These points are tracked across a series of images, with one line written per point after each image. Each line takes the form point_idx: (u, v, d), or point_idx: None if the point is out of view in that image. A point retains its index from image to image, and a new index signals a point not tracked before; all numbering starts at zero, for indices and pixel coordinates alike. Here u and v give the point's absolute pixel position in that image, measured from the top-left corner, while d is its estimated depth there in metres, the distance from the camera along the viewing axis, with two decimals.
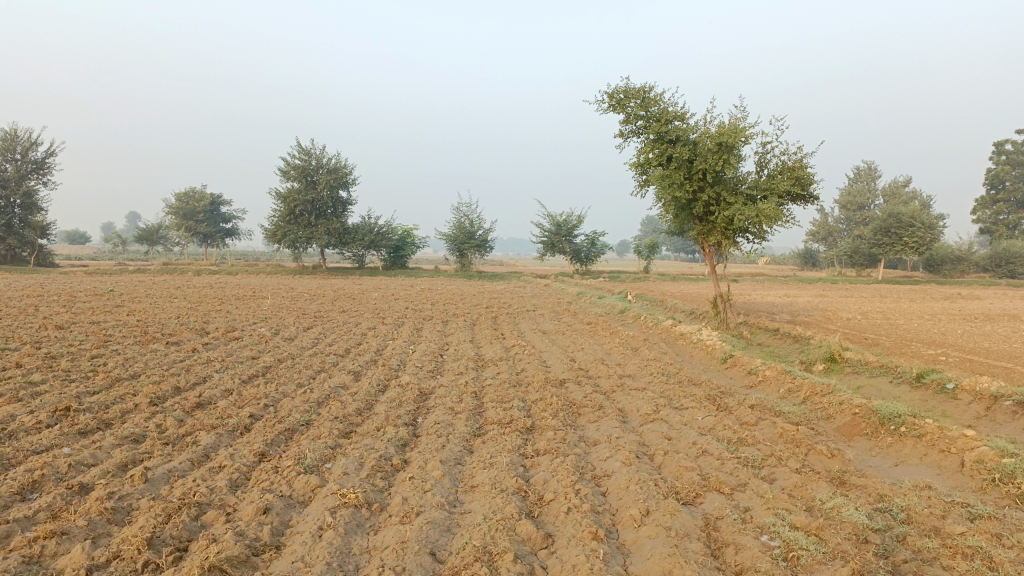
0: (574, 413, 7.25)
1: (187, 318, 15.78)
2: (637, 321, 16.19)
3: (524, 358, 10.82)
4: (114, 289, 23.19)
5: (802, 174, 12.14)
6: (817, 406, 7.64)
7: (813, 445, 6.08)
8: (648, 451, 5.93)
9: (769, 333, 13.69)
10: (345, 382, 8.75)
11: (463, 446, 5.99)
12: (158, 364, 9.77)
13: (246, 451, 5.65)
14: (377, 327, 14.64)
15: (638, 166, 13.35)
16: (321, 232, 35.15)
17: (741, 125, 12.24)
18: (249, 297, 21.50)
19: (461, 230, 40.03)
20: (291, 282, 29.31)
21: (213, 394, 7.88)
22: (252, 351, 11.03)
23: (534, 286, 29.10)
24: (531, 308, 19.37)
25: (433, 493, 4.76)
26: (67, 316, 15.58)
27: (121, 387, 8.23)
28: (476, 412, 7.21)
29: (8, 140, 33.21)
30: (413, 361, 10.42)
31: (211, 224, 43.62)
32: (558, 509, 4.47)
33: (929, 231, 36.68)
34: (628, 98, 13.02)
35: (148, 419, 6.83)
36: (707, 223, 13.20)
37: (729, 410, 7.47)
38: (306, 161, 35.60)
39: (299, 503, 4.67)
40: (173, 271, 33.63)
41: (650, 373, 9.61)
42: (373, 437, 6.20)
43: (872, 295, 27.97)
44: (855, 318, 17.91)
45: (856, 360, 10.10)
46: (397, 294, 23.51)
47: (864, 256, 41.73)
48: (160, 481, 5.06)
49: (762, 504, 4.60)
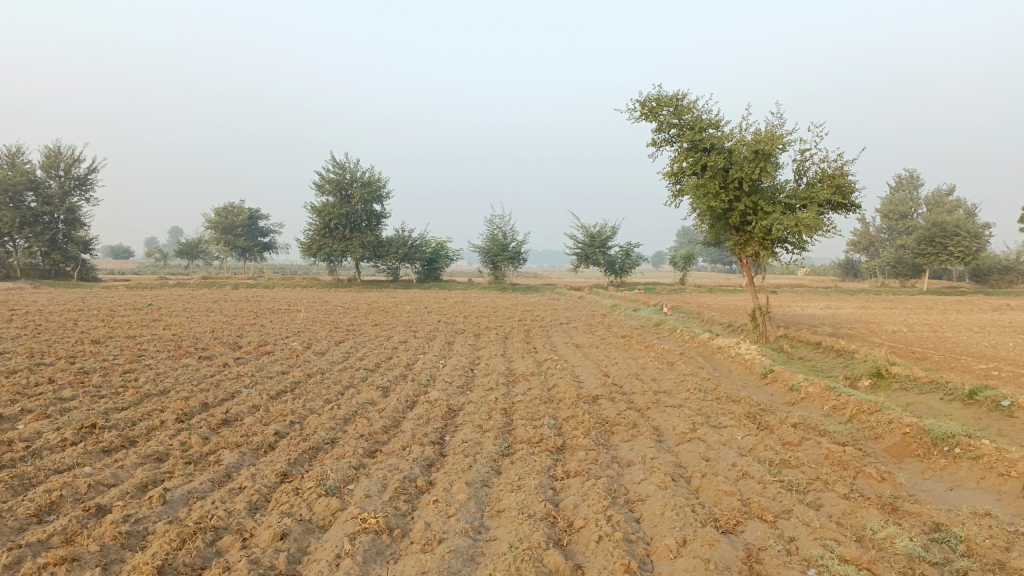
0: (607, 432, 6.99)
1: (221, 332, 15.84)
2: (672, 334, 15.83)
3: (556, 372, 10.58)
4: (153, 303, 23.46)
5: (843, 181, 11.75)
6: (864, 425, 7.27)
7: (861, 468, 5.73)
8: (685, 473, 5.64)
9: (810, 347, 13.25)
10: (374, 398, 8.60)
11: (490, 467, 5.77)
12: (188, 379, 9.74)
13: (268, 472, 5.51)
14: (408, 341, 14.53)
15: (671, 175, 13.06)
16: (356, 246, 35.34)
17: (778, 132, 11.90)
18: (284, 310, 21.60)
19: (495, 242, 39.94)
20: (326, 295, 29.48)
21: (240, 410, 7.78)
22: (282, 365, 10.96)
23: (568, 298, 28.84)
24: (565, 321, 19.10)
25: (457, 518, 4.55)
26: (104, 330, 15.74)
27: (150, 403, 8.18)
28: (505, 430, 6.99)
29: (52, 158, 34.03)
30: (443, 376, 10.25)
31: (248, 238, 44.17)
32: (588, 537, 4.22)
33: (975, 240, 35.59)
34: (661, 106, 12.75)
35: (173, 436, 6.75)
36: (743, 233, 12.85)
37: (771, 429, 7.13)
38: (340, 175, 35.87)
39: (318, 527, 4.49)
40: (211, 285, 34.05)
41: (686, 389, 9.29)
42: (398, 456, 6.02)
43: (916, 306, 27.12)
44: (901, 330, 17.29)
45: (903, 376, 9.66)
46: (430, 307, 23.41)
47: (908, 265, 40.66)
48: (179, 502, 4.94)
49: (808, 533, 4.30)
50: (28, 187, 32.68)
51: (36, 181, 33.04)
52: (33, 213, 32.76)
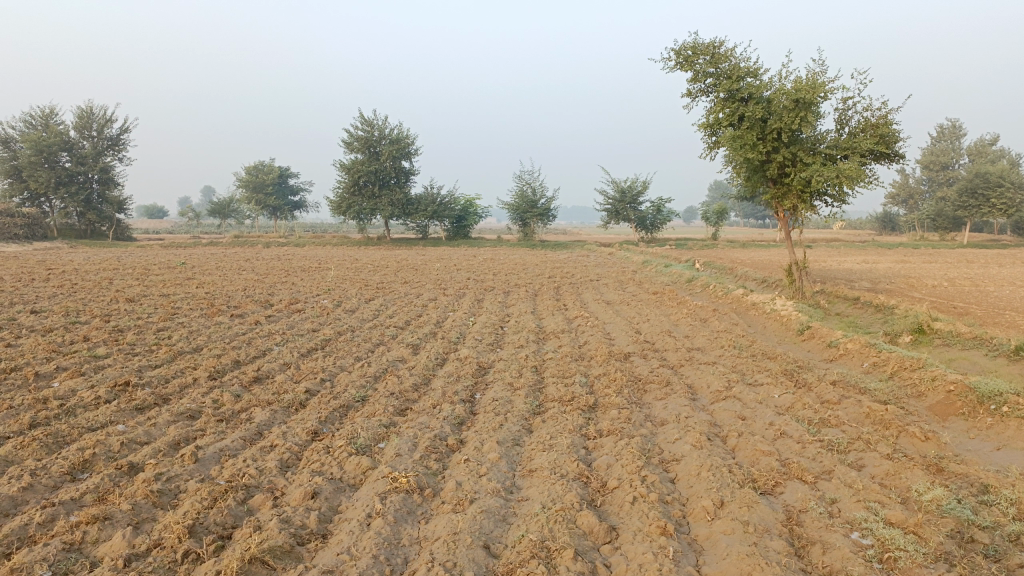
0: (640, 390, 6.86)
1: (253, 290, 15.93)
2: (705, 291, 15.58)
3: (587, 330, 10.45)
4: (186, 262, 23.67)
5: (887, 131, 11.30)
6: (906, 383, 7.05)
7: (904, 428, 5.55)
8: (721, 433, 5.51)
9: (848, 302, 12.95)
10: (404, 356, 8.56)
11: (521, 425, 5.69)
12: (220, 337, 9.79)
13: (299, 430, 5.49)
14: (438, 298, 14.48)
15: (706, 126, 12.69)
16: (385, 203, 35.29)
17: (820, 80, 11.45)
18: (314, 268, 21.68)
19: (524, 198, 39.61)
20: (356, 253, 29.56)
21: (271, 367, 7.80)
22: (313, 323, 10.97)
23: (598, 255, 28.57)
24: (596, 278, 18.90)
25: (488, 478, 4.48)
26: (139, 289, 15.91)
27: (183, 361, 8.23)
28: (536, 388, 6.90)
29: (84, 118, 34.21)
30: (473, 333, 10.18)
31: (279, 196, 44.32)
32: (622, 498, 4.13)
33: (1019, 191, 34.45)
34: (697, 54, 12.33)
35: (205, 394, 6.77)
36: (781, 185, 12.49)
37: (809, 387, 6.95)
38: (369, 132, 35.67)
39: (349, 487, 4.45)
40: (243, 244, 34.32)
41: (720, 346, 9.12)
42: (429, 415, 5.97)
43: (957, 260, 26.41)
44: (941, 285, 16.82)
45: (946, 332, 9.37)
46: (460, 265, 23.33)
47: (948, 218, 39.57)
48: (210, 460, 4.94)
49: (851, 496, 4.16)
50: (62, 148, 32.97)
51: (70, 141, 33.30)
52: (67, 173, 33.11)
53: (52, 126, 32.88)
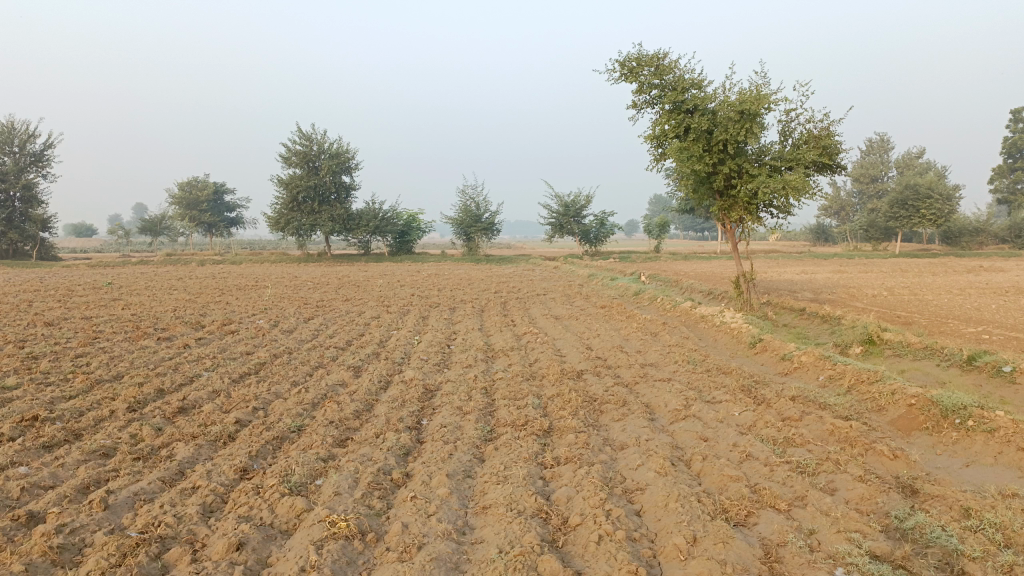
0: (596, 411, 6.52)
1: (184, 311, 15.10)
2: (653, 304, 15.41)
3: (537, 347, 10.08)
4: (114, 282, 22.52)
5: (830, 142, 11.34)
6: (865, 397, 6.88)
7: (871, 446, 5.33)
8: (685, 457, 5.20)
9: (794, 314, 12.92)
10: (345, 380, 8.03)
11: (472, 455, 5.27)
12: (145, 363, 9.10)
13: (226, 468, 4.95)
14: (380, 316, 13.95)
15: (652, 138, 12.55)
16: (325, 219, 34.48)
17: (764, 92, 11.42)
18: (251, 287, 20.80)
19: (468, 213, 39.23)
20: (295, 270, 28.70)
21: (199, 396, 7.20)
22: (247, 346, 10.34)
23: (544, 270, 28.33)
24: (542, 292, 18.60)
25: (438, 518, 4.05)
26: (59, 311, 14.92)
27: (101, 390, 7.55)
28: (487, 412, 6.49)
29: (5, 133, 32.57)
30: (418, 353, 9.73)
31: (215, 212, 42.91)
32: (586, 537, 3.76)
33: (947, 202, 35.58)
34: (641, 65, 12.18)
35: (124, 428, 6.15)
36: (727, 197, 12.41)
37: (768, 404, 6.72)
38: (307, 147, 34.83)
39: (281, 533, 3.97)
40: (177, 262, 33.02)
41: (673, 362, 8.87)
42: (371, 445, 5.50)
43: (892, 269, 26.99)
44: (881, 294, 17.05)
45: (896, 343, 9.33)
46: (403, 281, 22.77)
47: (880, 229, 40.72)
48: (123, 507, 4.37)
49: (830, 525, 3.87)
50: None
51: None
52: None
53: None
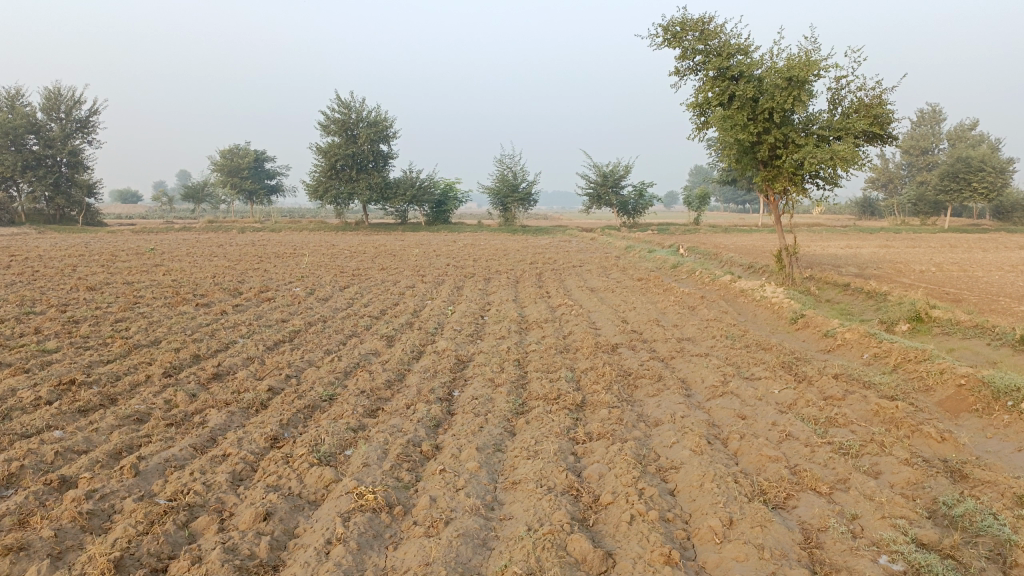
0: (630, 386, 6.39)
1: (222, 277, 15.25)
2: (691, 277, 15.12)
3: (571, 319, 9.95)
4: (156, 248, 22.86)
5: (881, 111, 10.89)
6: (911, 376, 6.63)
7: (917, 427, 5.12)
8: (721, 435, 5.05)
9: (838, 289, 12.57)
10: (378, 349, 8.01)
11: (503, 428, 5.19)
12: (182, 329, 9.19)
13: (257, 436, 4.94)
14: (415, 286, 13.93)
15: (695, 106, 12.21)
16: (363, 187, 34.57)
17: (813, 58, 11.00)
18: (289, 255, 20.95)
19: (505, 182, 38.98)
20: (333, 239, 28.86)
21: (233, 362, 7.24)
22: (282, 313, 10.38)
23: (580, 241, 28.07)
24: (578, 264, 18.40)
25: (466, 492, 3.98)
26: (103, 276, 15.18)
27: (138, 355, 7.64)
28: (519, 385, 6.39)
29: (52, 99, 33.13)
30: (451, 323, 9.67)
31: (255, 180, 43.29)
32: (618, 517, 3.66)
33: (1001, 175, 34.32)
34: (685, 30, 11.82)
35: (158, 393, 6.19)
36: (772, 168, 12.04)
37: (810, 381, 6.51)
38: (346, 115, 34.83)
39: (309, 504, 3.94)
40: (217, 229, 33.44)
41: (711, 337, 8.67)
42: (402, 416, 5.45)
43: (940, 244, 26.14)
44: (929, 270, 16.51)
45: (945, 321, 8.99)
46: (439, 251, 22.73)
47: (929, 203, 39.54)
48: (153, 473, 4.38)
49: (874, 510, 3.71)
50: (29, 130, 31.84)
51: (37, 124, 32.23)
52: (34, 156, 32.06)
53: (18, 108, 31.79)
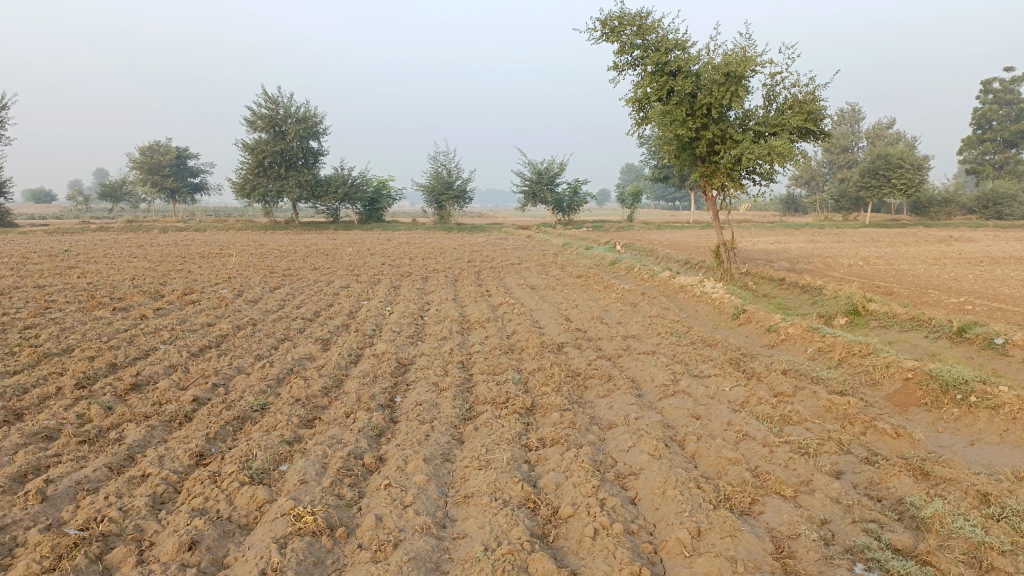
0: (580, 387, 6.17)
1: (143, 279, 14.44)
2: (630, 274, 15.08)
3: (514, 318, 9.71)
4: (71, 249, 21.62)
5: (814, 107, 11.01)
6: (858, 370, 6.62)
7: (871, 424, 5.06)
8: (677, 437, 4.87)
9: (774, 283, 12.69)
10: (312, 354, 7.59)
11: (451, 436, 4.89)
12: (98, 335, 8.56)
13: (181, 453, 4.51)
14: (350, 286, 13.45)
15: (634, 101, 12.11)
16: (292, 185, 33.59)
17: (749, 53, 11.02)
18: (215, 255, 20.07)
19: (439, 180, 38.51)
20: (262, 238, 27.91)
21: (154, 371, 6.71)
22: (208, 317, 9.81)
23: (516, 238, 27.87)
24: (516, 262, 18.17)
25: (415, 509, 3.68)
26: (10, 280, 14.19)
27: (48, 365, 7.02)
28: (464, 388, 6.10)
29: None
30: (389, 324, 9.30)
31: (178, 178, 41.61)
32: (580, 531, 3.42)
33: (918, 172, 35.68)
34: (623, 25, 11.70)
35: (70, 407, 5.65)
36: (709, 163, 12.06)
37: (759, 378, 6.43)
38: (273, 110, 33.77)
39: (241, 529, 3.57)
40: (138, 229, 31.96)
41: (656, 334, 8.54)
42: (341, 426, 5.09)
43: (864, 239, 26.97)
44: (858, 264, 16.90)
45: (882, 313, 9.11)
46: (373, 249, 22.18)
47: (850, 199, 40.84)
48: (63, 498, 3.91)
49: (842, 514, 3.59)
50: None
51: None
52: None
53: None
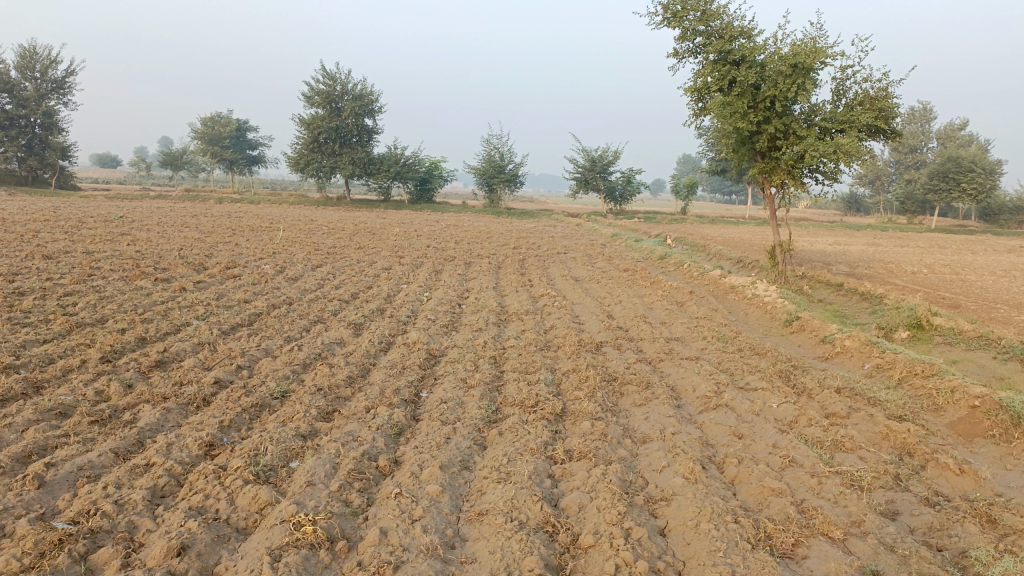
0: (615, 393, 5.82)
1: (190, 251, 14.49)
2: (679, 269, 14.60)
3: (554, 312, 9.39)
4: (126, 215, 21.97)
5: (886, 105, 10.36)
6: (918, 392, 6.13)
7: (933, 457, 4.62)
8: (716, 458, 4.49)
9: (831, 289, 12.10)
10: (343, 339, 7.39)
11: (473, 441, 4.61)
12: (133, 306, 8.49)
13: (190, 442, 4.32)
14: (392, 268, 13.28)
15: (693, 91, 11.60)
16: (346, 161, 33.67)
17: (820, 44, 10.40)
18: (265, 229, 20.18)
19: (491, 163, 38.20)
20: (312, 214, 28.02)
21: (181, 348, 6.57)
22: (246, 293, 9.71)
23: (565, 226, 27.43)
24: (563, 251, 17.80)
25: (424, 524, 3.41)
26: (62, 244, 14.36)
27: (78, 335, 6.94)
28: (494, 387, 5.81)
29: (26, 57, 31.89)
30: (426, 311, 9.07)
31: (236, 150, 42.12)
32: (601, 567, 3.10)
33: (990, 177, 33.98)
34: (686, 10, 11.17)
35: (90, 382, 5.53)
36: (770, 159, 11.49)
37: (810, 394, 5.99)
38: (330, 86, 33.87)
39: (238, 534, 3.34)
40: (195, 198, 32.41)
41: (702, 337, 8.12)
42: (360, 422, 4.85)
43: (928, 245, 25.78)
44: (921, 272, 16.05)
45: (947, 329, 8.52)
46: (421, 231, 21.99)
47: (917, 202, 39.24)
48: (61, 485, 3.75)
49: (898, 566, 3.20)
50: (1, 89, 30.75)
51: (10, 82, 31.13)
52: (6, 115, 30.97)
53: None
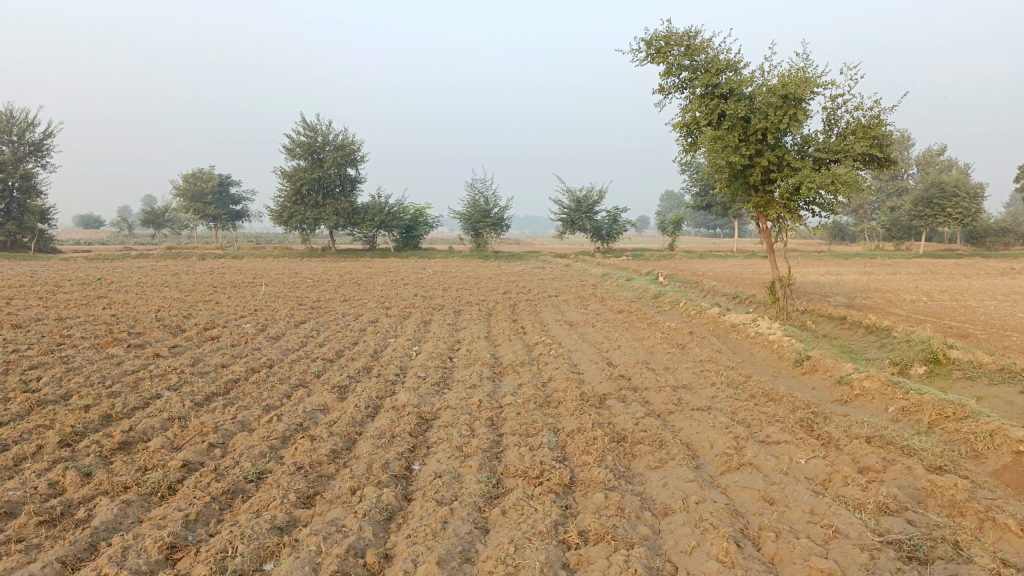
0: (627, 456, 5.30)
1: (168, 312, 13.90)
2: (675, 308, 14.15)
3: (551, 362, 8.89)
4: (105, 277, 21.38)
5: (880, 132, 10.08)
6: (953, 438, 5.65)
7: (990, 517, 4.10)
8: (750, 531, 3.98)
9: (836, 322, 11.65)
10: (327, 405, 6.83)
11: (473, 524, 4.08)
12: (101, 378, 7.90)
13: (150, 544, 3.75)
14: (379, 321, 12.75)
15: (682, 126, 11.31)
16: (329, 212, 33.29)
17: (809, 74, 10.14)
18: (247, 284, 19.65)
19: (476, 207, 37.95)
20: (296, 266, 27.51)
21: (149, 426, 6.00)
22: (224, 357, 9.14)
23: (554, 268, 27.06)
24: (554, 294, 17.36)
25: None
26: (34, 310, 13.77)
27: (37, 415, 6.36)
28: (493, 455, 5.28)
29: (3, 121, 31.54)
30: (415, 368, 8.54)
31: (219, 205, 41.69)
32: None
33: (974, 201, 33.92)
34: (670, 45, 10.93)
35: (45, 472, 4.95)
36: (764, 193, 11.15)
37: (838, 446, 5.49)
38: (311, 138, 33.68)
39: None
40: (176, 255, 31.85)
41: (710, 383, 7.64)
42: (344, 507, 4.31)
43: (920, 271, 25.50)
44: (920, 300, 15.70)
45: (966, 363, 8.07)
46: (408, 279, 21.51)
47: (902, 228, 39.21)
48: None
49: None
50: None
51: None
52: None
53: None
